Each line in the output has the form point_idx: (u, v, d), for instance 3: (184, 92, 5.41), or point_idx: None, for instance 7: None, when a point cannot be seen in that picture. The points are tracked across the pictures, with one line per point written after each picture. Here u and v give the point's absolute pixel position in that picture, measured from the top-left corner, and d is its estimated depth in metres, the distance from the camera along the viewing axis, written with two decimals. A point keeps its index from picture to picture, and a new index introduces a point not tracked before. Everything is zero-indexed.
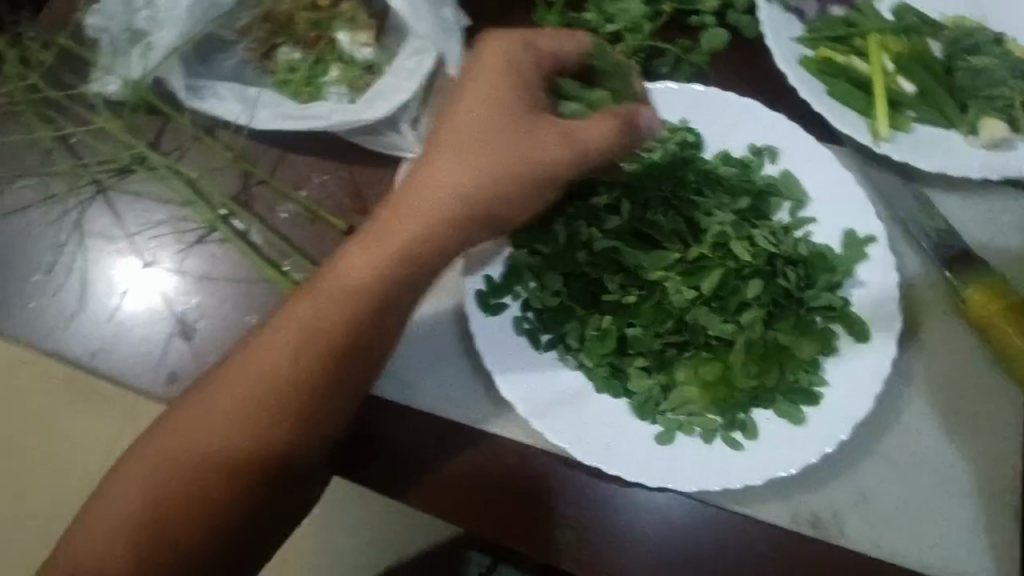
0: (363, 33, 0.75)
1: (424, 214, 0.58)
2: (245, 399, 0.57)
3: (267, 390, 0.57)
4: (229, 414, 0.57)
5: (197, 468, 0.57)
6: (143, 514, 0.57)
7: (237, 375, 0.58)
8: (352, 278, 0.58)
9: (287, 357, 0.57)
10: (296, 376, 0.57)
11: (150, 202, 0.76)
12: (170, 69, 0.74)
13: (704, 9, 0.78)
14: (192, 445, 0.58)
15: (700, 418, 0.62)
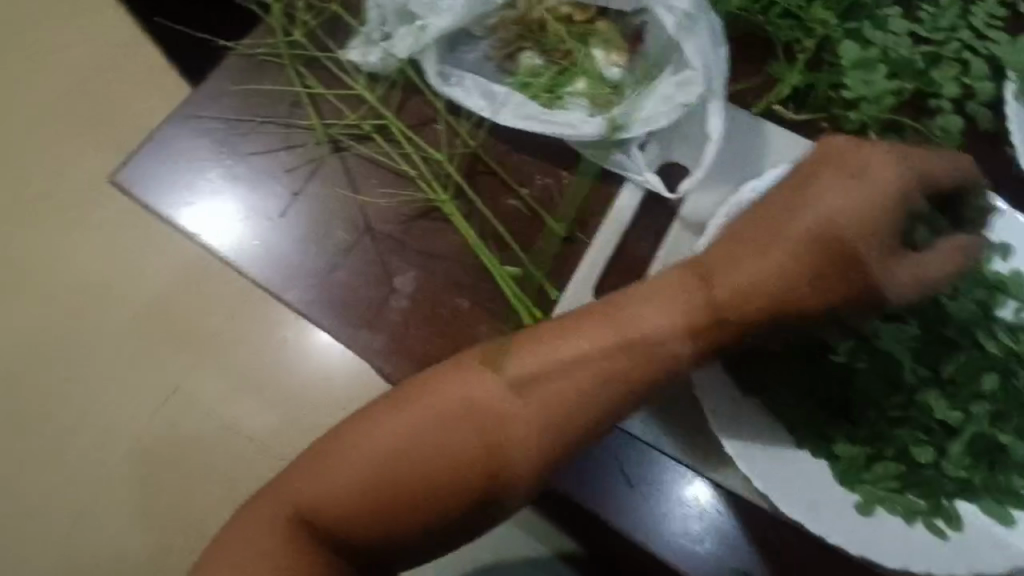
0: (617, 53, 0.79)
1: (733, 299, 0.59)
2: (514, 413, 0.59)
3: (537, 413, 0.59)
4: (502, 416, 0.59)
5: (444, 462, 0.58)
6: (376, 484, 0.58)
7: (511, 387, 0.60)
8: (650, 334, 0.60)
9: (568, 391, 0.59)
10: (569, 412, 0.59)
11: (381, 171, 0.78)
12: (429, 54, 0.79)
13: (946, 94, 0.79)
14: (445, 438, 0.59)
15: (901, 497, 0.62)
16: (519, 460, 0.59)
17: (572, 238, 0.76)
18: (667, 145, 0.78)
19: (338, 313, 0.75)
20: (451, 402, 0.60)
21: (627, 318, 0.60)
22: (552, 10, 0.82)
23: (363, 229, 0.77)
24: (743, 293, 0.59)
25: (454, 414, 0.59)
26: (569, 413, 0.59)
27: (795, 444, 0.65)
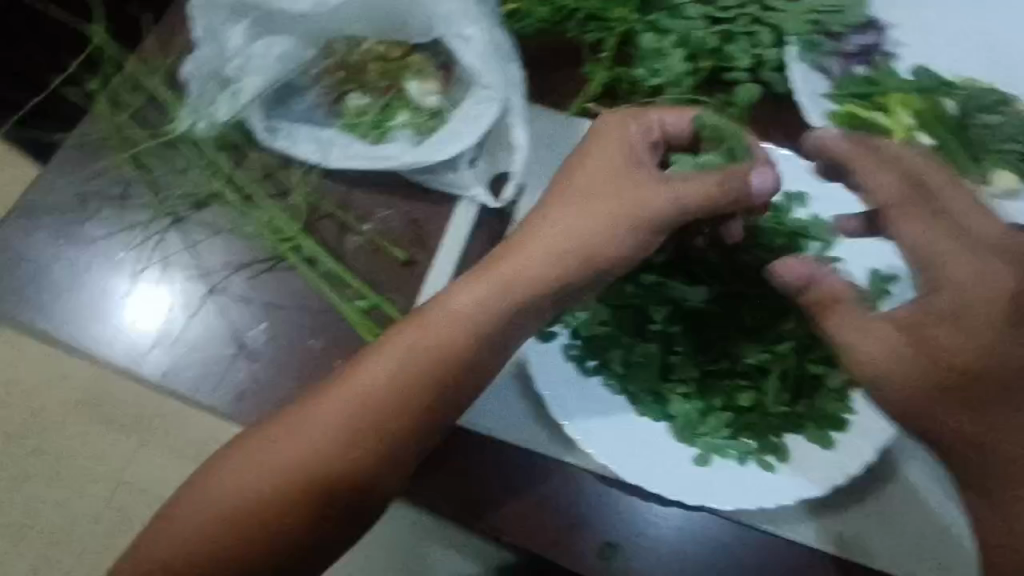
0: (431, 82, 0.83)
1: (532, 263, 0.65)
2: (345, 410, 0.64)
3: (366, 406, 0.64)
4: (337, 414, 0.64)
5: (291, 468, 0.63)
6: (235, 502, 0.63)
7: (339, 389, 0.64)
8: (465, 311, 0.65)
9: (389, 380, 0.64)
10: (394, 399, 0.64)
11: (225, 237, 0.83)
12: (254, 111, 0.83)
13: (739, 66, 0.85)
14: (290, 445, 0.64)
15: (734, 442, 0.68)
16: (384, 452, 0.63)
17: (414, 261, 0.81)
18: (492, 159, 0.82)
19: (199, 374, 0.78)
20: (296, 415, 0.65)
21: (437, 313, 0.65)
22: (369, 51, 0.86)
23: (212, 292, 0.81)
24: (562, 253, 0.65)
25: (322, 426, 0.64)
26: (419, 403, 0.64)
27: (634, 411, 0.70)
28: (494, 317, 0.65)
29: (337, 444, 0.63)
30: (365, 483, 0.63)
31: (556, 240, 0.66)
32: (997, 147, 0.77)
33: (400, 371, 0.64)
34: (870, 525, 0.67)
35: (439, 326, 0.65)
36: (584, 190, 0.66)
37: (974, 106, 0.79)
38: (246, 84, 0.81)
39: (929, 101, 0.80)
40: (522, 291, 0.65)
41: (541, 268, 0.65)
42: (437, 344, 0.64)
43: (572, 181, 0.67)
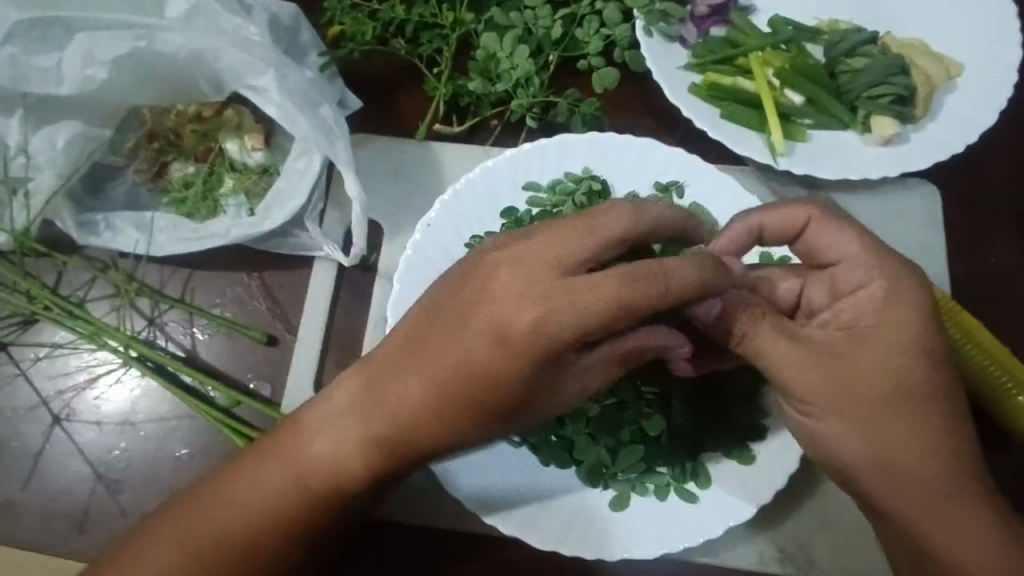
0: (252, 137, 0.74)
1: (478, 364, 0.49)
2: (287, 484, 0.56)
3: (315, 480, 0.56)
4: (277, 490, 0.57)
5: (229, 543, 0.56)
6: None
7: (283, 454, 0.57)
8: (412, 396, 0.52)
9: (337, 457, 0.55)
10: (345, 478, 0.56)
11: (58, 354, 0.72)
12: (59, 210, 0.71)
13: (590, 52, 0.77)
14: (229, 523, 0.56)
15: (651, 475, 0.62)
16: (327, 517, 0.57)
17: (276, 340, 0.72)
18: (342, 208, 0.75)
19: (51, 522, 0.67)
20: (241, 486, 0.57)
21: (383, 396, 0.53)
22: (181, 113, 0.76)
23: (55, 422, 0.71)
24: (494, 357, 0.49)
25: (233, 527, 0.56)
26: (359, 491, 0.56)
27: (542, 462, 0.63)
28: (443, 414, 0.52)
29: (281, 518, 0.56)
30: (299, 551, 0.58)
31: (495, 336, 0.48)
32: (869, 94, 0.71)
33: (333, 464, 0.56)
34: (806, 530, 0.62)
35: (373, 419, 0.54)
36: (524, 266, 0.48)
37: (839, 51, 0.74)
38: (40, 182, 0.71)
39: (794, 54, 0.74)
40: (473, 386, 0.50)
41: (491, 370, 0.49)
42: (370, 444, 0.54)
43: (515, 269, 0.48)
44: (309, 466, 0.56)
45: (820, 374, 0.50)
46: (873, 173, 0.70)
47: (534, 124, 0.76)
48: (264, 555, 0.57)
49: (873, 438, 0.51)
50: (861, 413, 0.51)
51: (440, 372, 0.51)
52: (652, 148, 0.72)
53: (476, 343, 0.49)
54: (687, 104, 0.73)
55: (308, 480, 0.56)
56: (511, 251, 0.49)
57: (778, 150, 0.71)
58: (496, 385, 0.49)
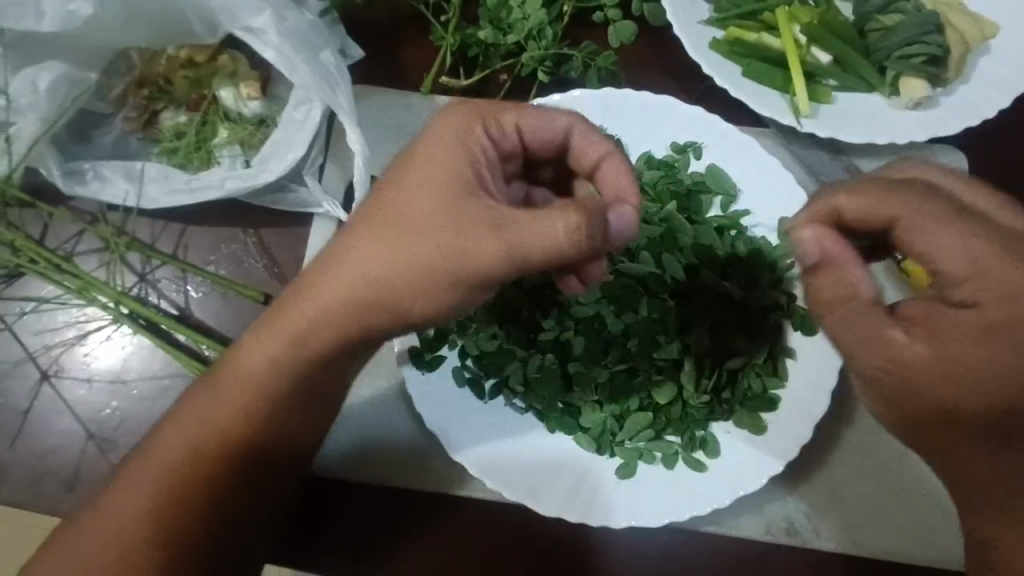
0: (248, 86, 0.70)
1: (398, 207, 0.51)
2: (228, 385, 0.55)
3: (252, 382, 0.55)
4: (217, 395, 0.55)
5: (170, 459, 0.55)
6: (125, 515, 0.54)
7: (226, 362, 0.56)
8: (342, 263, 0.52)
9: (272, 346, 0.54)
10: (276, 369, 0.55)
11: (47, 311, 0.69)
12: (42, 157, 0.67)
13: (606, 3, 0.72)
14: (173, 437, 0.55)
15: (658, 443, 0.60)
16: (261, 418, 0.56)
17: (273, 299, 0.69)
18: (342, 162, 0.71)
19: (38, 482, 0.65)
20: (192, 402, 0.56)
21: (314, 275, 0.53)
22: (172, 58, 0.72)
23: (44, 378, 0.68)
24: (414, 200, 0.51)
25: (179, 454, 0.55)
26: (288, 384, 0.55)
27: (547, 431, 0.61)
28: (369, 268, 0.51)
29: (218, 422, 0.55)
30: (234, 465, 0.56)
31: (416, 180, 0.51)
32: (900, 53, 0.68)
33: (260, 375, 0.55)
34: (820, 504, 0.61)
35: (293, 315, 0.53)
36: (444, 127, 0.52)
37: (872, 7, 0.70)
38: (22, 127, 0.66)
39: (827, 10, 0.70)
40: (393, 227, 0.51)
41: (410, 208, 0.51)
42: (287, 337, 0.54)
43: (440, 128, 0.52)
44: (240, 375, 0.55)
45: (928, 377, 0.44)
46: (902, 137, 0.67)
47: (546, 79, 0.72)
48: (201, 480, 0.55)
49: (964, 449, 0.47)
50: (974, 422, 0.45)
51: (367, 239, 0.51)
52: (670, 106, 0.68)
53: (399, 190, 0.51)
54: (709, 60, 0.70)
55: (241, 388, 0.55)
56: (440, 120, 0.53)
57: (803, 111, 0.68)
58: (413, 222, 0.50)
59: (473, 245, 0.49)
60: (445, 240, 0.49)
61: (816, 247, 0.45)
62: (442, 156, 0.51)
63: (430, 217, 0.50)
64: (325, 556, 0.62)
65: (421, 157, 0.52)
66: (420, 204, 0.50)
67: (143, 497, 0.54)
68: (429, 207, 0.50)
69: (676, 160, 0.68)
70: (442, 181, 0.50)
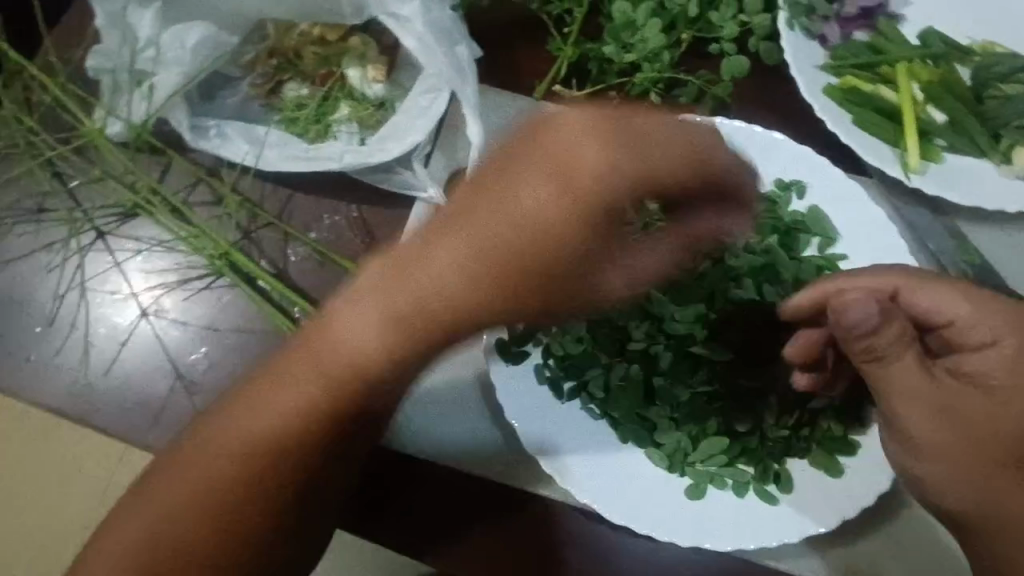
0: (374, 69, 0.74)
1: (515, 218, 0.55)
2: (310, 376, 0.56)
3: (336, 369, 0.55)
4: (298, 380, 0.56)
5: (243, 453, 0.57)
6: (190, 494, 0.58)
7: (307, 350, 0.56)
8: (448, 262, 0.55)
9: (371, 332, 0.55)
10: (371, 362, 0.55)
11: (153, 254, 0.73)
12: (175, 109, 0.71)
13: (724, 36, 0.74)
14: (242, 433, 0.57)
15: (731, 470, 0.60)
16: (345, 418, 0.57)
17: None
18: (449, 152, 0.73)
19: (126, 412, 0.69)
20: (274, 402, 0.57)
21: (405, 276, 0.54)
22: (305, 34, 0.76)
23: (142, 316, 0.71)
24: (545, 214, 0.55)
25: (247, 448, 0.57)
26: (383, 377, 0.56)
27: (620, 441, 0.62)
28: (483, 300, 0.55)
29: (298, 423, 0.57)
30: (303, 465, 0.58)
31: (552, 205, 0.55)
32: (1018, 123, 0.69)
33: (359, 357, 0.55)
34: (885, 558, 0.60)
35: (389, 301, 0.55)
36: (582, 133, 0.55)
37: (994, 74, 0.71)
38: (163, 79, 0.71)
39: (942, 72, 0.72)
40: (509, 250, 0.55)
41: (549, 219, 0.55)
42: (387, 324, 0.55)
43: (571, 140, 0.55)
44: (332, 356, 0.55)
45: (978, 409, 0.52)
46: (1009, 206, 0.67)
47: (657, 101, 0.75)
48: (289, 460, 0.56)
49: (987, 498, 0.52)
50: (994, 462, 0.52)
51: (489, 261, 0.55)
52: (778, 143, 0.69)
53: (524, 192, 0.55)
54: (823, 104, 0.71)
55: (318, 374, 0.56)
56: (572, 117, 0.56)
57: (911, 167, 0.68)
58: (544, 241, 0.55)
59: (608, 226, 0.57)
60: (571, 252, 0.56)
61: (877, 305, 0.48)
62: (589, 170, 0.55)
63: (551, 236, 0.56)
64: (393, 525, 0.64)
65: (566, 156, 0.55)
66: (545, 215, 0.55)
67: (210, 476, 0.58)
68: (553, 223, 0.55)
69: (778, 195, 0.69)
70: (592, 215, 0.54)
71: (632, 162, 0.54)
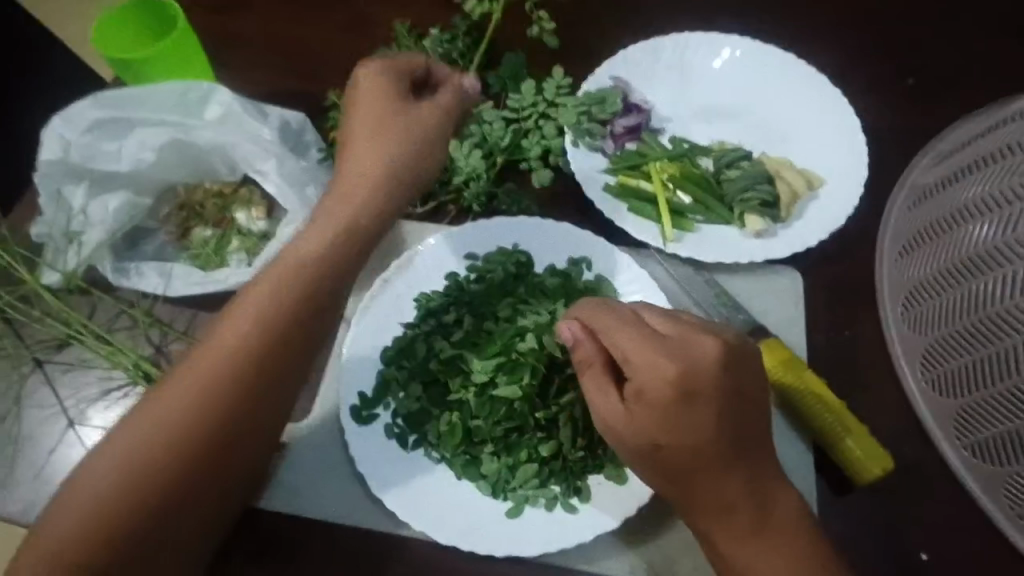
0: (258, 209, 0.95)
1: (290, 278, 0.76)
2: (195, 392, 0.69)
3: (213, 380, 0.70)
4: (182, 405, 0.69)
5: (165, 462, 0.67)
6: (95, 518, 0.64)
7: (231, 354, 0.71)
8: (272, 296, 0.74)
9: (248, 332, 0.72)
10: (232, 389, 0.70)
11: (80, 372, 0.89)
12: (102, 258, 0.92)
13: (529, 156, 0.94)
14: (154, 441, 0.67)
15: (542, 489, 0.74)
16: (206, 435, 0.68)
17: None
18: None
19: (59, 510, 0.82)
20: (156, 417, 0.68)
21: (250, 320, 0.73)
22: (207, 190, 0.98)
23: (70, 426, 0.86)
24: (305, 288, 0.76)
25: (152, 463, 0.66)
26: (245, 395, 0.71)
27: (456, 477, 0.76)
28: (279, 320, 0.73)
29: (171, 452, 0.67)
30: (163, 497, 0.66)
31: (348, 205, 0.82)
32: (744, 196, 0.90)
33: (223, 370, 0.70)
34: (678, 550, 0.75)
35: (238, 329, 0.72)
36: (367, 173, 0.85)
37: (724, 162, 0.94)
38: (91, 236, 0.91)
39: (684, 165, 0.95)
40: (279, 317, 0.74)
41: (289, 296, 0.75)
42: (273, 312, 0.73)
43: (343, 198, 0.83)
44: (334, 230, 0.80)
45: (681, 426, 0.62)
46: (743, 260, 0.89)
47: (480, 210, 0.95)
48: (190, 471, 0.68)
49: (674, 491, 0.65)
50: (674, 462, 0.63)
51: (259, 319, 0.73)
52: (565, 232, 0.90)
53: (305, 261, 0.78)
54: (601, 199, 0.94)
55: (193, 388, 0.69)
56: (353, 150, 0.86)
57: (667, 237, 0.90)
58: (273, 328, 0.73)
59: (324, 251, 0.79)
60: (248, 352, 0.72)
61: (569, 335, 0.67)
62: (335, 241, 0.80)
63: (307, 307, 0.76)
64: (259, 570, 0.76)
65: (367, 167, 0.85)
66: (320, 267, 0.78)
67: (111, 489, 0.65)
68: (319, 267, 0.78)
69: (572, 270, 0.88)
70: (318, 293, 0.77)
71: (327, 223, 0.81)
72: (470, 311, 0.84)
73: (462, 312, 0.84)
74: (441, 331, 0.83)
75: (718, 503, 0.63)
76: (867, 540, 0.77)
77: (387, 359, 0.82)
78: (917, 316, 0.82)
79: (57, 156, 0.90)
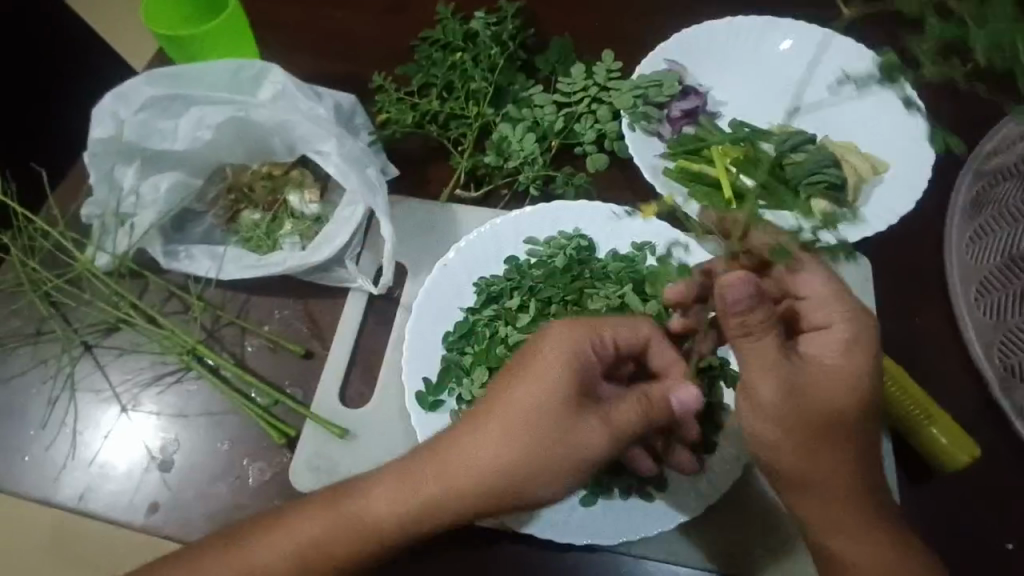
0: (310, 192, 0.93)
1: (458, 471, 0.66)
2: (356, 517, 0.69)
3: (384, 520, 0.69)
4: (345, 519, 0.69)
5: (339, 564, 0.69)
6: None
7: (420, 473, 0.68)
8: (472, 459, 0.66)
9: (420, 496, 0.68)
10: (402, 509, 0.68)
11: (131, 357, 0.87)
12: (151, 241, 0.89)
13: (585, 141, 0.94)
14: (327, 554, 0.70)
15: (617, 478, 0.74)
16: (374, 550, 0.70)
17: (311, 354, 0.86)
18: (376, 251, 0.91)
19: (114, 495, 0.81)
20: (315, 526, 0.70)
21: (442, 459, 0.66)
22: (256, 172, 0.96)
23: (123, 412, 0.85)
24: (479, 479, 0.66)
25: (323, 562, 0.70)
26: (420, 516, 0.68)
27: None
28: (461, 495, 0.66)
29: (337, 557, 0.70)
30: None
31: (516, 410, 0.65)
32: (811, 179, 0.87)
33: (390, 513, 0.69)
34: (749, 535, 0.74)
35: (420, 468, 0.68)
36: (538, 368, 0.66)
37: (786, 147, 0.92)
38: (143, 218, 0.90)
39: (746, 149, 0.92)
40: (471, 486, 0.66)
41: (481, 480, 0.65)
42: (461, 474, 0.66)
43: (508, 406, 0.65)
44: (515, 415, 0.65)
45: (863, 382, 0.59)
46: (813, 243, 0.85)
47: (536, 194, 0.94)
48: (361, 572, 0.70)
49: (827, 465, 0.60)
50: (843, 425, 0.58)
51: (438, 468, 0.67)
52: (626, 216, 0.89)
53: (484, 449, 0.66)
54: (661, 184, 0.91)
55: (365, 523, 0.69)
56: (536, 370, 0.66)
57: None
58: (461, 473, 0.66)
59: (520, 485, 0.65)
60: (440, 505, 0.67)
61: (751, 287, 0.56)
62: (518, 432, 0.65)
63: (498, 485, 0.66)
64: None
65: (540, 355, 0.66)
66: (517, 487, 0.65)
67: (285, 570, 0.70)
68: (516, 484, 0.66)
69: (637, 254, 0.86)
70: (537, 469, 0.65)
71: (513, 400, 0.66)
72: (533, 295, 0.81)
73: (525, 296, 0.81)
74: (506, 316, 0.80)
75: (844, 482, 0.61)
76: (941, 528, 0.76)
77: (450, 344, 0.81)
78: (990, 303, 0.81)
79: (109, 134, 0.87)
